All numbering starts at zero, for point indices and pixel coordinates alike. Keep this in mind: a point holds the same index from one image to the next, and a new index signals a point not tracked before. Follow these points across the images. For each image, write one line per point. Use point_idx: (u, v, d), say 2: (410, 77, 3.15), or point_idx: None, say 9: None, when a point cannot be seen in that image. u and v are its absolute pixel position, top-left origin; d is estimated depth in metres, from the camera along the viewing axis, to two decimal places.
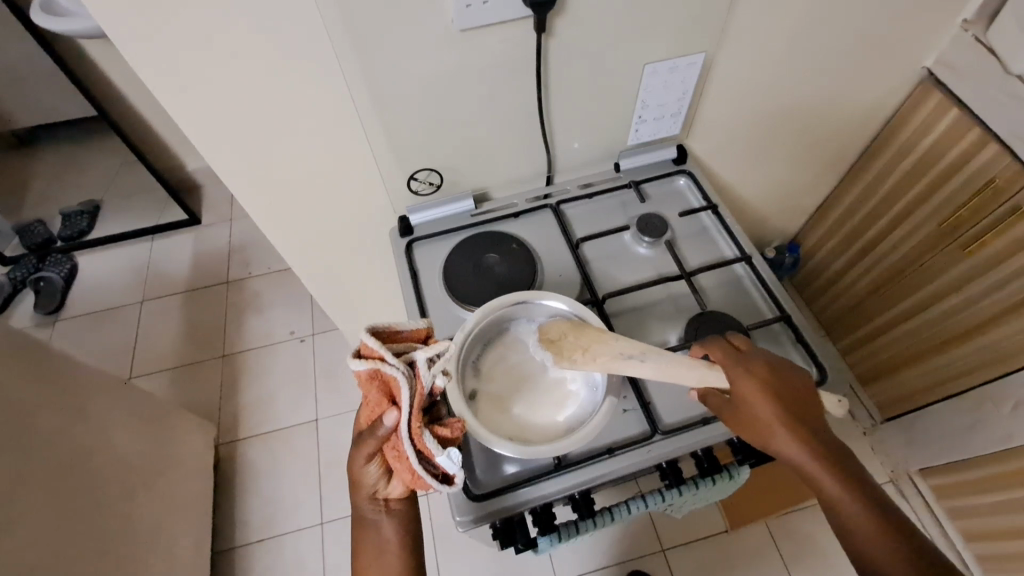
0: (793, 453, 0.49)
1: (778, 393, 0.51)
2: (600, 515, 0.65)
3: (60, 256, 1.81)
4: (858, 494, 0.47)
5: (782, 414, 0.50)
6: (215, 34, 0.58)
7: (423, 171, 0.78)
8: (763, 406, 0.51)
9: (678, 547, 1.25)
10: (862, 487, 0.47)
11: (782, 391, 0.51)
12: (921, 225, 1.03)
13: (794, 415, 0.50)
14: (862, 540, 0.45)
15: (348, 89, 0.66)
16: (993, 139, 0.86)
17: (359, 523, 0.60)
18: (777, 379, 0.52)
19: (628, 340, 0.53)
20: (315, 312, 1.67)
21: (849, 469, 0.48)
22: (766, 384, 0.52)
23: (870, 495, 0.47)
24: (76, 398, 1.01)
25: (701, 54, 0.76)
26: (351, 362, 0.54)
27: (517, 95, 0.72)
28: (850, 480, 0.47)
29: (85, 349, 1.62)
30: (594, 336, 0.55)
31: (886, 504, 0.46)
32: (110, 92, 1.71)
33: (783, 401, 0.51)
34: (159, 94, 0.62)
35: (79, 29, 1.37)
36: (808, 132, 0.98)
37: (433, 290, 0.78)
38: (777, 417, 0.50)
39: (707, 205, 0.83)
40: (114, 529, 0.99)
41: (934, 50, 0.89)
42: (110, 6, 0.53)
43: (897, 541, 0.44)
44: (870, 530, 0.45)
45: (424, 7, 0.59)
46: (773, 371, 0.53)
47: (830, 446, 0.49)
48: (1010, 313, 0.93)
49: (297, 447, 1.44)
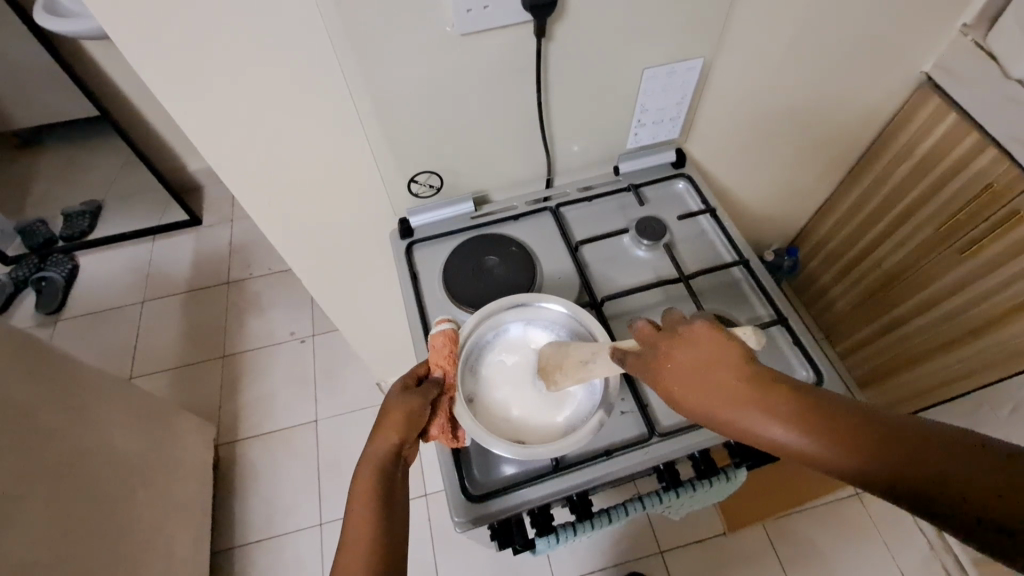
0: (764, 430, 0.41)
1: (707, 372, 0.44)
2: (597, 516, 0.66)
3: (62, 257, 1.82)
4: (851, 431, 0.39)
5: (725, 390, 0.43)
6: (218, 36, 0.58)
7: (423, 174, 0.79)
8: (703, 397, 0.44)
9: (675, 550, 1.26)
10: (847, 421, 0.39)
11: (717, 370, 0.44)
12: (919, 228, 1.04)
13: (738, 380, 0.43)
14: (895, 494, 0.36)
15: (349, 92, 0.66)
16: (992, 144, 0.87)
17: (358, 482, 0.52)
18: (700, 355, 0.45)
19: (586, 346, 0.56)
20: (316, 314, 1.67)
21: (825, 407, 0.40)
22: (688, 374, 0.45)
23: (863, 422, 0.39)
24: (75, 398, 1.01)
25: (700, 58, 0.76)
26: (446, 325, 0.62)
27: (517, 98, 0.72)
28: (833, 421, 0.39)
29: (85, 349, 1.63)
30: (563, 352, 0.58)
31: (884, 420, 0.38)
32: (113, 93, 1.72)
33: (717, 378, 0.44)
34: (161, 95, 0.62)
35: (82, 30, 1.37)
36: (807, 135, 0.98)
37: (433, 293, 0.78)
38: (721, 398, 0.43)
39: (706, 208, 0.83)
40: (113, 529, 0.99)
41: (933, 54, 0.89)
42: (115, 9, 0.54)
43: (925, 463, 0.35)
44: (893, 476, 0.36)
45: (425, 11, 0.59)
46: (692, 348, 0.46)
47: (792, 396, 0.42)
48: (1008, 317, 0.93)
49: (296, 448, 1.44)
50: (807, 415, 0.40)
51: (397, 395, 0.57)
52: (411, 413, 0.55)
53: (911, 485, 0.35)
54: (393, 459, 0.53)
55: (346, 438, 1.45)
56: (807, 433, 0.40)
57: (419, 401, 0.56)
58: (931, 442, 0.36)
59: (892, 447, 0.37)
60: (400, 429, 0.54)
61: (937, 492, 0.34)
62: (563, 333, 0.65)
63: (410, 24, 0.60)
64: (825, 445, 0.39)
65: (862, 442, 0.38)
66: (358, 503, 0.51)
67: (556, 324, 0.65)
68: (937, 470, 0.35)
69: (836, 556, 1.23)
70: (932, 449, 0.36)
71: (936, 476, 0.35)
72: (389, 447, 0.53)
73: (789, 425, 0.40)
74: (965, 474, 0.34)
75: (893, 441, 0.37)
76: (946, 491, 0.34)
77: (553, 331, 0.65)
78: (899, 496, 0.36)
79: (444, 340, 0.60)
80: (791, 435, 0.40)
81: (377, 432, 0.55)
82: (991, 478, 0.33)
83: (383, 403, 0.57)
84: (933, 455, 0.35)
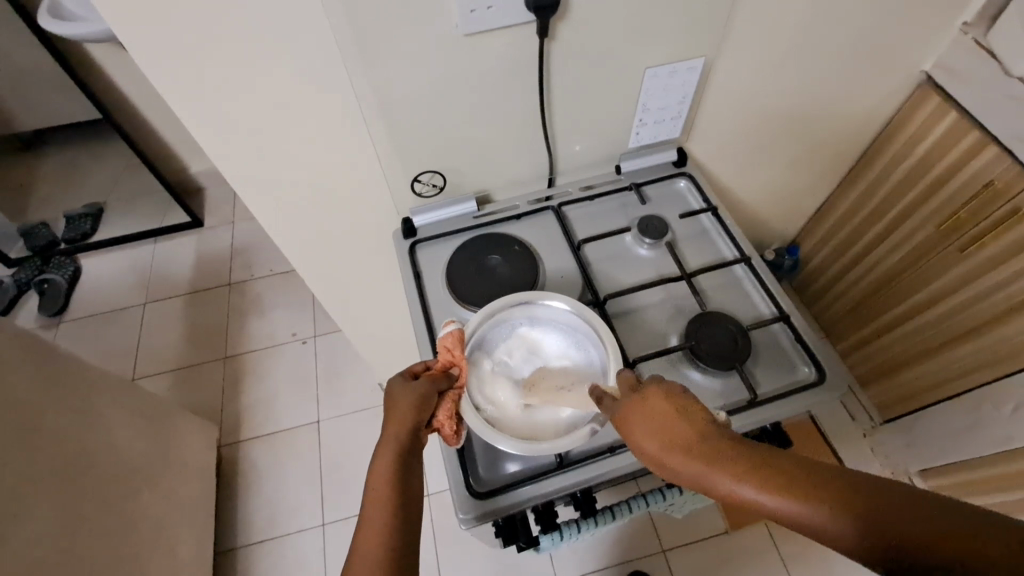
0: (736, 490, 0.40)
1: (672, 431, 0.44)
2: (601, 514, 0.67)
3: (64, 259, 1.82)
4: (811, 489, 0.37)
5: (686, 446, 0.43)
6: (225, 36, 0.58)
7: (427, 173, 0.79)
8: (672, 455, 0.43)
9: (678, 549, 1.26)
10: (815, 482, 0.38)
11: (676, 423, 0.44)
12: (920, 227, 1.04)
13: (702, 437, 0.43)
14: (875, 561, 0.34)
15: (353, 91, 0.66)
16: (992, 142, 0.87)
17: (373, 471, 0.51)
18: (664, 413, 0.45)
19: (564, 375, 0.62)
20: (317, 315, 1.68)
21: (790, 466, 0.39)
22: (654, 432, 0.45)
23: (832, 482, 0.37)
24: (79, 399, 1.02)
25: (702, 58, 0.77)
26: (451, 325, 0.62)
27: (519, 99, 0.73)
28: (800, 480, 0.38)
29: (88, 351, 1.63)
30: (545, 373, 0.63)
31: (852, 480, 0.37)
32: (116, 96, 1.73)
33: (680, 439, 0.43)
34: (167, 95, 0.63)
35: (85, 34, 1.37)
36: (807, 135, 0.99)
37: (436, 292, 0.78)
38: (690, 460, 0.42)
39: (707, 207, 0.84)
40: (118, 530, 0.99)
41: (933, 53, 0.90)
42: (123, 11, 0.54)
43: (898, 525, 0.33)
44: (859, 538, 0.35)
45: (428, 11, 0.60)
46: (658, 404, 0.46)
47: (757, 455, 0.41)
48: (1009, 314, 0.93)
49: (298, 448, 1.45)
50: (774, 475, 0.39)
51: (402, 386, 0.57)
52: (419, 402, 0.55)
53: (888, 551, 0.33)
54: (407, 447, 0.53)
55: (349, 438, 1.45)
56: (776, 494, 0.38)
57: (426, 392, 0.56)
58: (902, 504, 0.34)
59: (862, 508, 0.35)
60: (409, 420, 0.54)
61: (916, 558, 0.32)
62: (568, 333, 0.65)
63: (414, 24, 0.61)
64: (796, 506, 0.37)
65: (831, 502, 0.36)
66: (375, 494, 0.50)
67: (560, 322, 0.66)
68: (911, 533, 0.33)
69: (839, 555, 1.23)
70: (895, 508, 0.34)
71: (912, 538, 0.33)
72: (402, 436, 0.53)
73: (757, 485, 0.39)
74: (942, 536, 0.32)
75: (862, 503, 0.35)
76: (923, 556, 0.32)
77: (556, 331, 0.65)
78: (881, 564, 0.34)
79: (454, 340, 0.60)
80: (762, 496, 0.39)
81: (387, 423, 0.54)
82: (968, 538, 0.31)
83: (389, 395, 0.56)
84: (906, 517, 0.34)
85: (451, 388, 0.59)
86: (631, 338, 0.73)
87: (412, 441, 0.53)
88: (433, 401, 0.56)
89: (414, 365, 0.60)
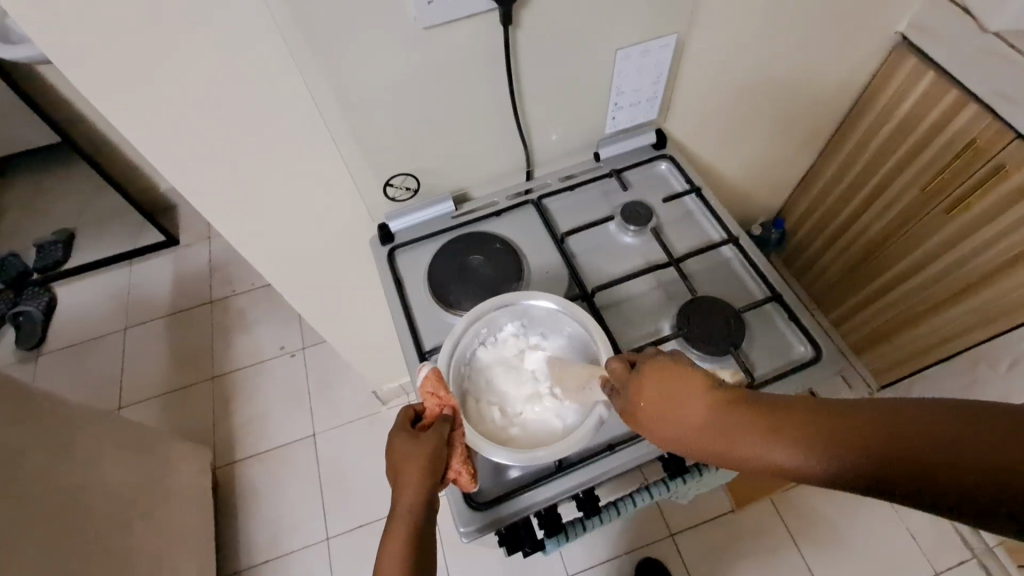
0: (746, 447, 0.39)
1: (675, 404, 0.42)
2: (605, 510, 0.65)
3: (37, 289, 1.77)
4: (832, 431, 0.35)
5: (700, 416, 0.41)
6: (168, 51, 0.55)
7: (399, 176, 0.76)
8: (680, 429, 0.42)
9: (686, 531, 1.25)
10: (833, 417, 0.35)
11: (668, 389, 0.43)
12: (903, 190, 1.03)
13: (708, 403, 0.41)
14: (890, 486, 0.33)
15: (313, 96, 0.63)
16: (971, 100, 0.85)
17: (383, 556, 0.47)
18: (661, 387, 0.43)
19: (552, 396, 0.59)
20: (304, 326, 1.64)
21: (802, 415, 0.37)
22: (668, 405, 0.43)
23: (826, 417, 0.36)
24: (62, 436, 0.98)
25: (673, 35, 0.74)
26: (422, 366, 0.55)
27: (490, 92, 0.70)
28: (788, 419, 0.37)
29: (70, 382, 1.59)
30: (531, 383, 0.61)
31: (848, 408, 0.35)
32: (75, 118, 1.67)
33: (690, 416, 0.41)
34: (112, 115, 0.59)
35: (25, 56, 1.30)
36: (784, 107, 0.97)
37: (419, 297, 0.76)
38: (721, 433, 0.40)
39: (690, 188, 0.82)
40: (114, 565, 0.96)
41: (908, 14, 0.88)
42: (57, 32, 0.51)
43: (907, 449, 0.32)
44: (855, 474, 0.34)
45: (384, 7, 0.57)
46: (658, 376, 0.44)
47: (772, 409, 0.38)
48: (1000, 272, 0.92)
49: (296, 464, 1.42)
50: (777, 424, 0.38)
51: (405, 445, 0.51)
52: (428, 463, 0.50)
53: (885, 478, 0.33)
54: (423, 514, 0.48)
55: (347, 448, 1.43)
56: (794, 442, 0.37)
57: (433, 448, 0.50)
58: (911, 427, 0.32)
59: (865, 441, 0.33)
60: (420, 477, 0.49)
61: (924, 481, 0.31)
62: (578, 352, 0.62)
63: (371, 23, 0.57)
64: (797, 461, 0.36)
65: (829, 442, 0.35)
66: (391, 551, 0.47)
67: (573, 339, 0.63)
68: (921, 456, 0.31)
69: (844, 523, 1.24)
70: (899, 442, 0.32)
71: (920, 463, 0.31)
72: (416, 498, 0.49)
73: (756, 436, 0.38)
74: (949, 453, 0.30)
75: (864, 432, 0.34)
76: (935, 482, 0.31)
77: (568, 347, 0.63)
78: (892, 492, 0.33)
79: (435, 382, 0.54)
80: (753, 432, 0.38)
81: (397, 493, 0.50)
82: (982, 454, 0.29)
83: (394, 457, 0.51)
84: (927, 430, 0.31)
85: (454, 431, 0.53)
86: (622, 330, 0.71)
87: (426, 509, 0.49)
88: (443, 457, 0.51)
89: (406, 411, 0.54)
